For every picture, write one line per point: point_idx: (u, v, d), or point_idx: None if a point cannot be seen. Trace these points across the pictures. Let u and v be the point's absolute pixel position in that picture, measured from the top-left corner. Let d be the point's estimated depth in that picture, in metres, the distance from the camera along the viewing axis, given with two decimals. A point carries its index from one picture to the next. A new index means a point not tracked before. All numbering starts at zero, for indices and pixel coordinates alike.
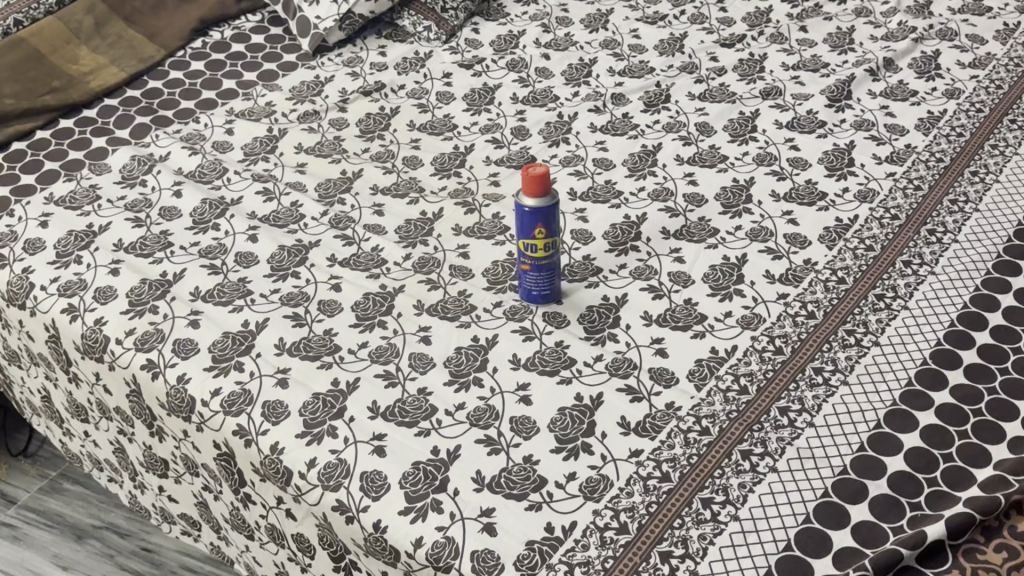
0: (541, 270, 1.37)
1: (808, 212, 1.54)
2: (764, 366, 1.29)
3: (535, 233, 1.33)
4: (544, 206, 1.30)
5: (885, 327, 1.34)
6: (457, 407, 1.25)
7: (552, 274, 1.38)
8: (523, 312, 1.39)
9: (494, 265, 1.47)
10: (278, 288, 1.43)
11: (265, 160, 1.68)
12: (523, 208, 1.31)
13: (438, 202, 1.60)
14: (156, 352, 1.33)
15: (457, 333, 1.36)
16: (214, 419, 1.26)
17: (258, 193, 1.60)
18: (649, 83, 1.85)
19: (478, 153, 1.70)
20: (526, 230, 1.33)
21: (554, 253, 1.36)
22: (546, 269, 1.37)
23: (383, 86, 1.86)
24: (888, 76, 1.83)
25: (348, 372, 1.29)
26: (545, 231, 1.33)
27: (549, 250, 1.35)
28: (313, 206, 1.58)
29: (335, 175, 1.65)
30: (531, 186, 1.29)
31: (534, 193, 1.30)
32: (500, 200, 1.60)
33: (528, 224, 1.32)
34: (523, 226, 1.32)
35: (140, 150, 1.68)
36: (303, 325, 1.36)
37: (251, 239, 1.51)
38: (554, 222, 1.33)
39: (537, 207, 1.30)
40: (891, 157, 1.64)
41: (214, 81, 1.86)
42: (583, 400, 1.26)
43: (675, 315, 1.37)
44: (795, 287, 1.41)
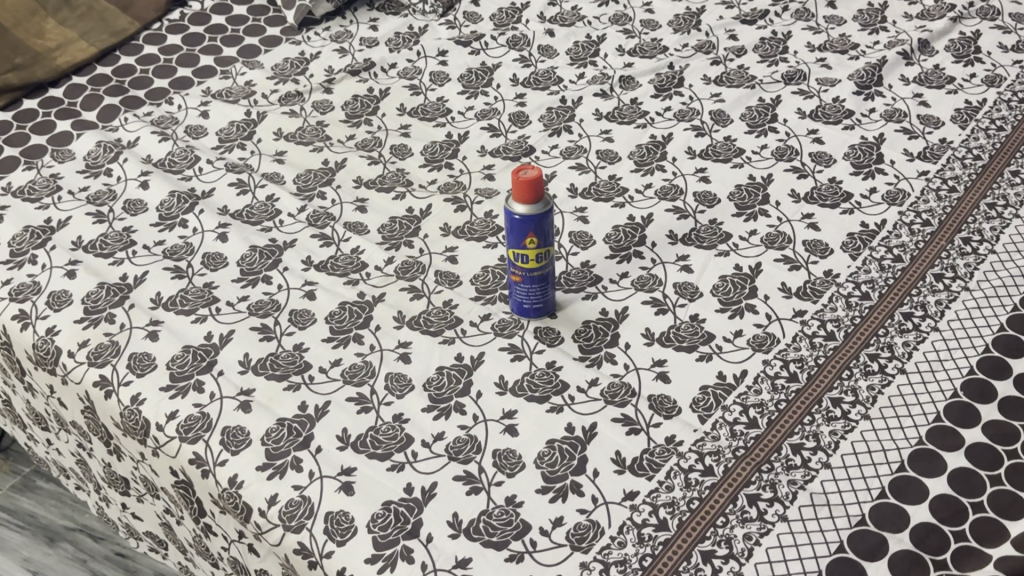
0: (533, 283, 1.24)
1: (830, 215, 1.40)
2: (776, 396, 1.16)
3: (525, 242, 1.20)
4: (536, 212, 1.18)
5: (912, 352, 1.21)
6: (435, 438, 1.13)
7: (546, 287, 1.25)
8: (512, 327, 1.27)
9: (484, 271, 1.35)
10: (247, 295, 1.31)
11: (241, 147, 1.55)
12: (512, 215, 1.19)
13: (426, 197, 1.47)
14: (110, 368, 1.22)
15: (439, 350, 1.24)
16: (169, 445, 1.15)
17: (232, 185, 1.48)
18: (661, 64, 1.71)
19: (473, 142, 1.57)
20: (516, 239, 1.20)
21: (549, 263, 1.24)
22: (539, 280, 1.24)
23: (373, 65, 1.72)
24: (923, 60, 1.68)
25: (318, 395, 1.18)
26: (537, 240, 1.20)
27: (543, 261, 1.23)
28: (290, 201, 1.46)
29: (316, 166, 1.52)
30: (522, 190, 1.17)
31: (525, 197, 1.18)
32: (494, 197, 1.47)
33: (519, 232, 1.20)
34: (512, 234, 1.20)
35: (107, 134, 1.56)
36: (271, 339, 1.25)
37: (221, 239, 1.39)
38: (548, 229, 1.21)
39: (529, 212, 1.18)
40: (923, 153, 1.50)
41: (191, 58, 1.74)
42: (575, 432, 1.14)
43: (681, 333, 1.24)
44: (813, 303, 1.28)
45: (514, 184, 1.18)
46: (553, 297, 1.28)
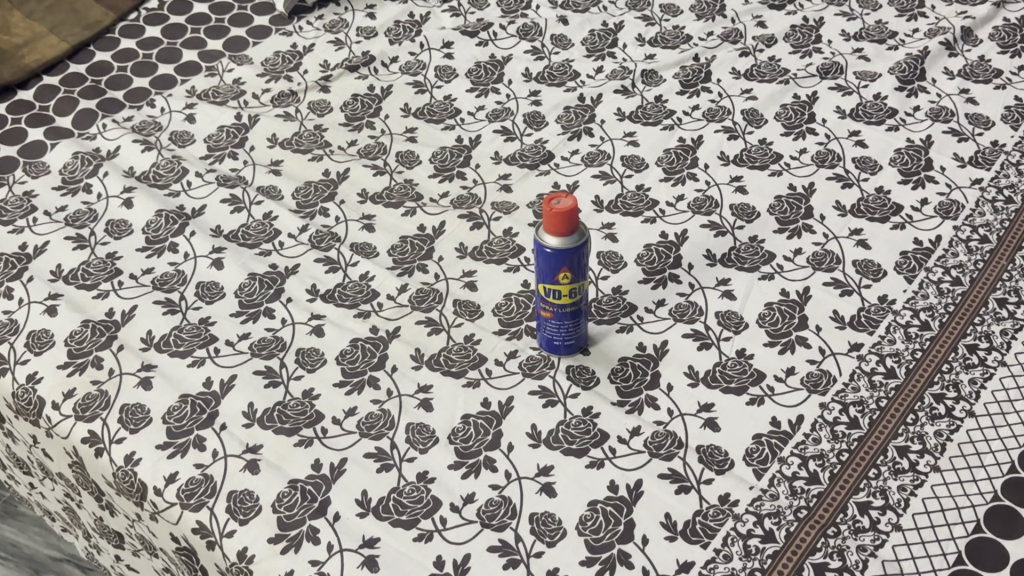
0: (565, 320, 1.13)
1: (879, 230, 1.29)
2: (837, 445, 1.07)
3: (558, 277, 1.09)
4: (570, 246, 1.06)
5: (980, 391, 1.11)
6: (465, 501, 1.02)
7: (579, 323, 1.14)
8: (542, 366, 1.15)
9: (507, 299, 1.23)
10: (248, 331, 1.19)
11: (233, 157, 1.42)
12: (544, 249, 1.07)
13: (438, 212, 1.35)
14: (100, 422, 1.10)
15: (464, 394, 1.13)
16: (168, 512, 1.03)
17: (224, 201, 1.35)
18: (686, 56, 1.58)
19: (486, 148, 1.45)
20: (548, 274, 1.09)
21: (583, 298, 1.12)
22: (572, 317, 1.13)
23: (373, 59, 1.59)
24: (966, 50, 1.56)
25: (333, 452, 1.07)
26: (572, 275, 1.09)
27: (577, 296, 1.11)
28: (290, 220, 1.33)
29: (317, 178, 1.40)
30: (555, 222, 1.05)
31: (558, 231, 1.06)
32: (513, 212, 1.35)
33: (552, 267, 1.08)
34: (544, 269, 1.09)
35: (84, 143, 1.43)
36: (277, 383, 1.13)
37: (215, 265, 1.26)
38: (583, 263, 1.09)
39: (563, 246, 1.06)
40: (975, 158, 1.38)
41: (172, 52, 1.60)
42: (619, 492, 1.03)
43: (728, 371, 1.14)
44: (869, 335, 1.17)
45: (546, 215, 1.06)
46: (586, 333, 1.17)
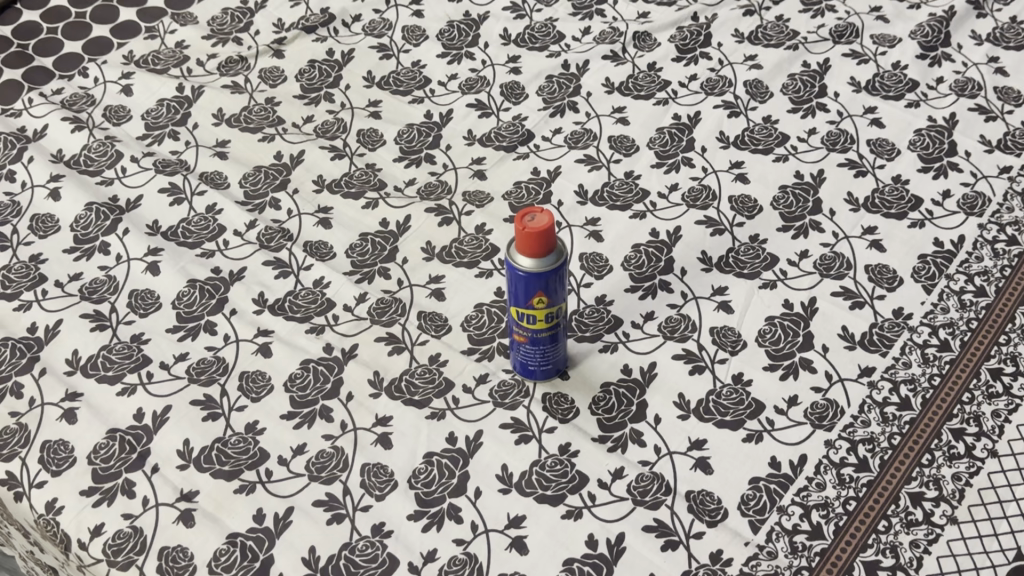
0: (541, 346, 1.00)
1: (895, 229, 1.16)
2: (843, 492, 0.95)
3: (532, 301, 0.96)
4: (545, 269, 0.93)
5: (1004, 426, 0.99)
6: (426, 559, 0.91)
7: (557, 348, 1.01)
8: (516, 394, 1.03)
9: (477, 311, 1.10)
10: (186, 351, 1.06)
11: (173, 137, 1.27)
12: (517, 272, 0.94)
13: (404, 205, 1.20)
14: (18, 462, 0.98)
15: (427, 428, 1.00)
16: (93, 570, 0.92)
17: (163, 191, 1.21)
18: (683, 15, 1.42)
19: (458, 125, 1.30)
20: (521, 298, 0.96)
21: (561, 321, 1.00)
22: (549, 342, 1.00)
23: (332, 19, 1.42)
24: (996, 10, 1.40)
25: (278, 500, 0.95)
26: (548, 299, 0.96)
27: (555, 321, 0.98)
28: (236, 214, 1.18)
29: (267, 162, 1.25)
30: (529, 242, 0.92)
31: (533, 252, 0.92)
32: (486, 204, 1.20)
33: (525, 290, 0.95)
34: (516, 292, 0.96)
35: (7, 122, 1.28)
36: (217, 416, 1.01)
37: (151, 270, 1.13)
38: (561, 285, 0.96)
39: (538, 268, 0.93)
40: (1005, 140, 1.23)
41: (109, 11, 1.44)
42: (599, 548, 0.92)
43: (723, 401, 1.02)
44: (881, 358, 1.05)
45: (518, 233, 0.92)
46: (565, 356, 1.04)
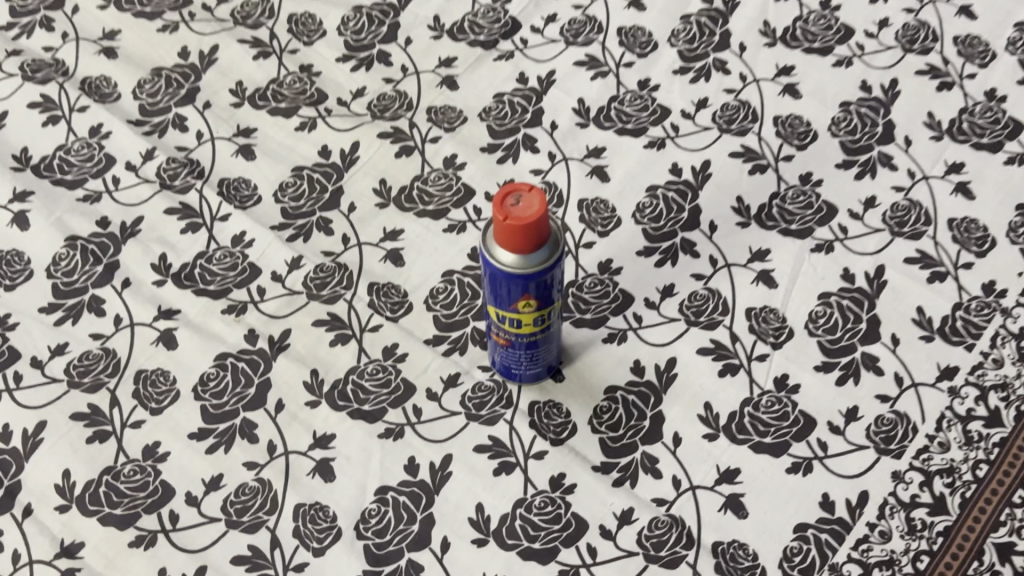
0: (527, 350, 0.76)
1: (988, 168, 0.89)
2: (913, 546, 0.73)
3: (516, 304, 0.71)
4: (534, 269, 0.67)
5: None
6: None
7: (549, 350, 0.77)
8: (494, 404, 0.80)
9: (447, 281, 0.85)
10: (65, 340, 0.83)
11: (45, 25, 1.01)
12: (495, 270, 0.68)
13: (351, 125, 0.94)
14: None
15: (379, 451, 0.78)
16: None
17: (32, 106, 0.95)
18: None
19: (424, 9, 1.02)
20: (502, 300, 0.71)
21: (555, 319, 0.75)
22: (538, 345, 0.76)
23: None
24: None
25: (186, 556, 0.73)
26: (537, 300, 0.71)
27: (546, 322, 0.74)
28: (126, 140, 0.93)
29: (170, 63, 0.98)
30: (513, 235, 0.65)
31: (518, 247, 0.66)
32: (457, 127, 0.94)
33: (507, 292, 0.70)
34: (495, 291, 0.70)
35: None
36: (105, 436, 0.78)
37: (17, 222, 0.88)
38: (554, 282, 0.70)
39: (524, 268, 0.67)
40: None
41: None
42: None
43: (762, 416, 0.79)
44: (965, 353, 0.81)
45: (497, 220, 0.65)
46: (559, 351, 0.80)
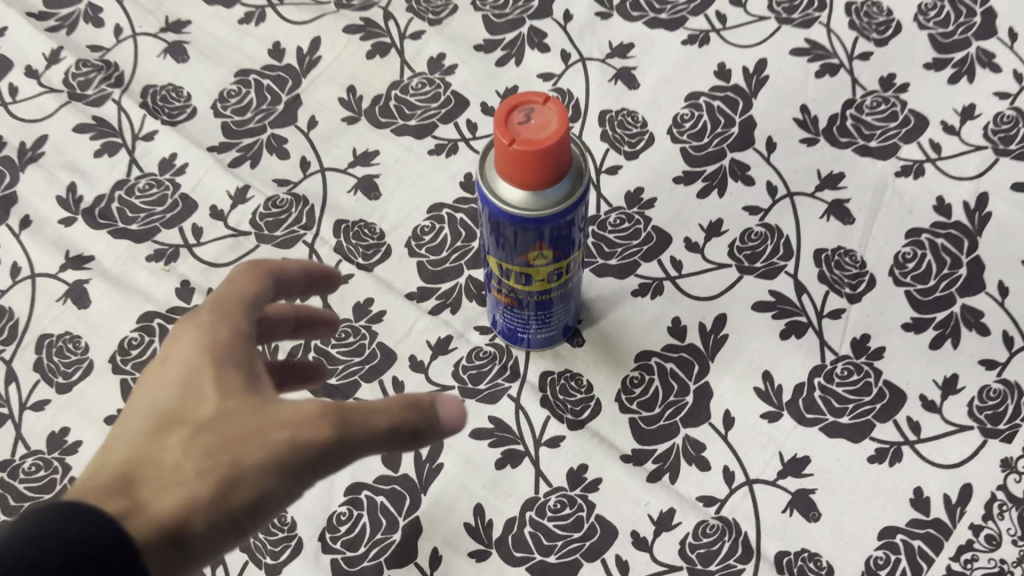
0: (538, 310, 0.59)
1: None
2: None
3: (526, 255, 0.53)
4: (548, 215, 0.49)
5: None
6: None
7: (566, 308, 0.60)
8: (496, 376, 0.63)
9: (435, 218, 0.67)
10: None
11: None
12: (497, 214, 0.50)
13: (310, 17, 0.74)
14: None
15: None
16: None
17: None
18: None
19: None
20: (507, 249, 0.53)
21: (576, 270, 0.58)
22: (553, 303, 0.59)
23: None
24: None
25: None
26: (554, 251, 0.53)
27: (565, 276, 0.56)
28: (26, 38, 0.74)
29: None
30: (520, 171, 0.47)
31: (527, 186, 0.48)
32: (446, 18, 0.74)
33: (514, 241, 0.52)
34: (498, 238, 0.52)
35: None
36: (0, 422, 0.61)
37: None
38: (576, 227, 0.52)
39: (536, 213, 0.49)
40: None
41: None
42: None
43: (837, 390, 0.62)
44: None
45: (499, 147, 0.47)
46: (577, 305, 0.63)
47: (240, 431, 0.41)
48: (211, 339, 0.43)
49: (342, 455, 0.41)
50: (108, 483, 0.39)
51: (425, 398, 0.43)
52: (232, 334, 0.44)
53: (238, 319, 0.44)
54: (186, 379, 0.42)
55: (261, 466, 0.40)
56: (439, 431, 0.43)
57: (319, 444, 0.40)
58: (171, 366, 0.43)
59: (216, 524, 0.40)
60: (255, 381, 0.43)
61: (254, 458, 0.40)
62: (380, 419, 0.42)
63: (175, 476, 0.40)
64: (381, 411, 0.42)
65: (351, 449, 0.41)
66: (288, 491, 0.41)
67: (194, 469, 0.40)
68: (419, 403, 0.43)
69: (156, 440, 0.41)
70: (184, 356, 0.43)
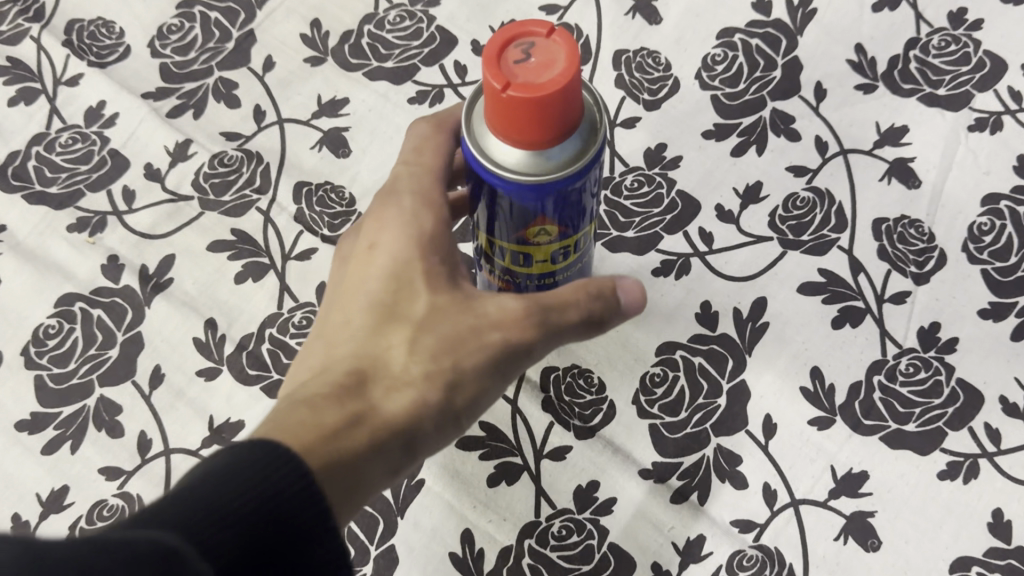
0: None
1: None
2: None
3: (526, 233, 0.42)
4: (552, 183, 0.38)
5: None
6: None
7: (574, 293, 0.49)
8: None
9: None
10: None
11: None
12: (490, 182, 0.39)
13: None
14: None
15: None
16: None
17: None
18: None
19: None
20: (502, 225, 0.42)
21: (587, 245, 0.47)
22: None
23: None
24: None
25: None
26: (562, 226, 0.42)
27: (574, 254, 0.46)
28: None
29: None
30: (517, 126, 0.35)
31: (526, 144, 0.36)
32: None
33: (511, 215, 0.41)
34: (491, 213, 0.41)
35: None
36: None
37: None
38: (589, 195, 0.41)
39: (539, 179, 0.37)
40: None
41: None
42: None
43: (900, 390, 0.51)
44: None
45: (488, 95, 0.35)
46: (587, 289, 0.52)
47: (454, 331, 0.40)
48: (418, 228, 0.43)
49: (541, 347, 0.41)
50: (341, 382, 0.39)
51: (607, 282, 0.42)
52: (438, 221, 0.43)
53: (437, 209, 0.43)
54: (394, 270, 0.42)
55: (470, 363, 0.40)
56: (621, 315, 0.42)
57: (527, 342, 0.40)
58: (380, 255, 0.42)
59: (437, 424, 0.40)
60: (457, 275, 0.42)
61: (471, 358, 0.40)
62: (573, 311, 0.41)
63: (404, 377, 0.39)
64: (573, 304, 0.41)
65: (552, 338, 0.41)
66: (493, 383, 0.41)
67: (422, 371, 0.40)
68: (601, 286, 0.41)
69: (373, 334, 0.40)
70: (392, 246, 0.42)
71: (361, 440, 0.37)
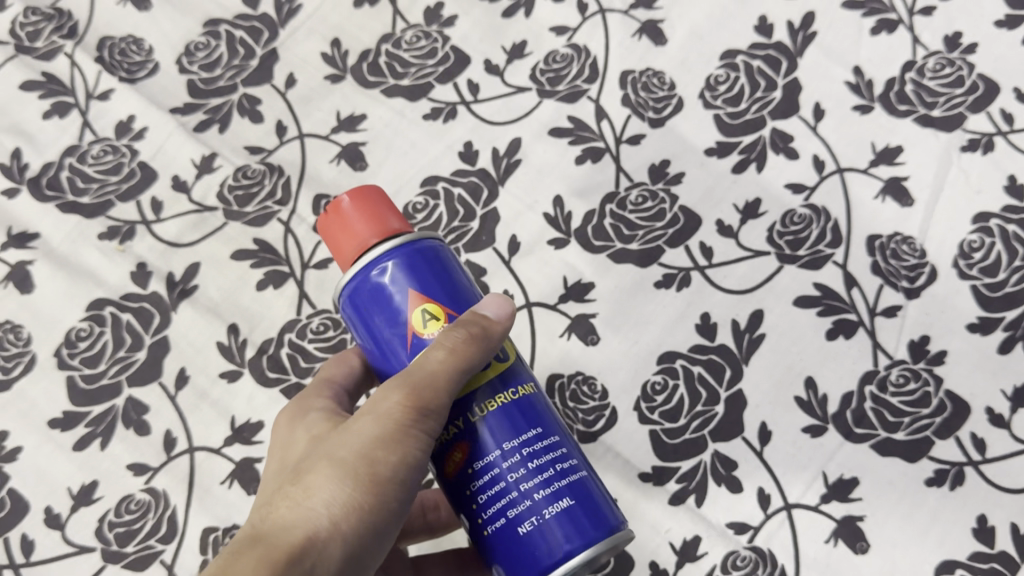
0: (483, 446, 0.37)
1: None
2: None
3: (410, 322, 0.38)
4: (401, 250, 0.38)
5: None
6: None
7: (536, 439, 0.37)
8: None
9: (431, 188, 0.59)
10: None
11: None
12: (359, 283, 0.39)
13: None
14: None
15: None
16: None
17: None
18: None
19: None
20: (390, 333, 0.38)
21: (522, 376, 0.40)
22: (483, 433, 0.37)
23: None
24: None
25: None
26: (443, 305, 0.38)
27: (494, 367, 0.39)
28: None
29: None
30: (363, 220, 0.39)
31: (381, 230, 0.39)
32: None
33: (388, 306, 0.38)
34: (378, 334, 0.39)
35: None
36: None
37: None
38: (460, 292, 0.39)
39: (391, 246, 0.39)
40: None
41: None
42: None
43: (890, 400, 0.53)
44: None
45: (339, 246, 0.40)
46: (590, 470, 0.39)
47: (344, 442, 0.36)
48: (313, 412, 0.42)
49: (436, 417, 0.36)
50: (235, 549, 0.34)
51: (464, 314, 0.38)
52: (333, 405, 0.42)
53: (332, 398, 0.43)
54: (296, 442, 0.40)
55: (373, 447, 0.36)
56: (495, 325, 0.38)
57: (415, 410, 0.36)
58: (284, 443, 0.41)
59: (359, 528, 0.35)
60: None
61: (364, 459, 0.36)
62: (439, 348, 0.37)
63: (302, 497, 0.35)
64: (431, 349, 0.37)
65: (443, 386, 0.36)
66: (419, 463, 0.37)
67: (324, 496, 0.35)
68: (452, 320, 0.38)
69: (275, 496, 0.37)
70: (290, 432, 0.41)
71: (257, 564, 0.32)
